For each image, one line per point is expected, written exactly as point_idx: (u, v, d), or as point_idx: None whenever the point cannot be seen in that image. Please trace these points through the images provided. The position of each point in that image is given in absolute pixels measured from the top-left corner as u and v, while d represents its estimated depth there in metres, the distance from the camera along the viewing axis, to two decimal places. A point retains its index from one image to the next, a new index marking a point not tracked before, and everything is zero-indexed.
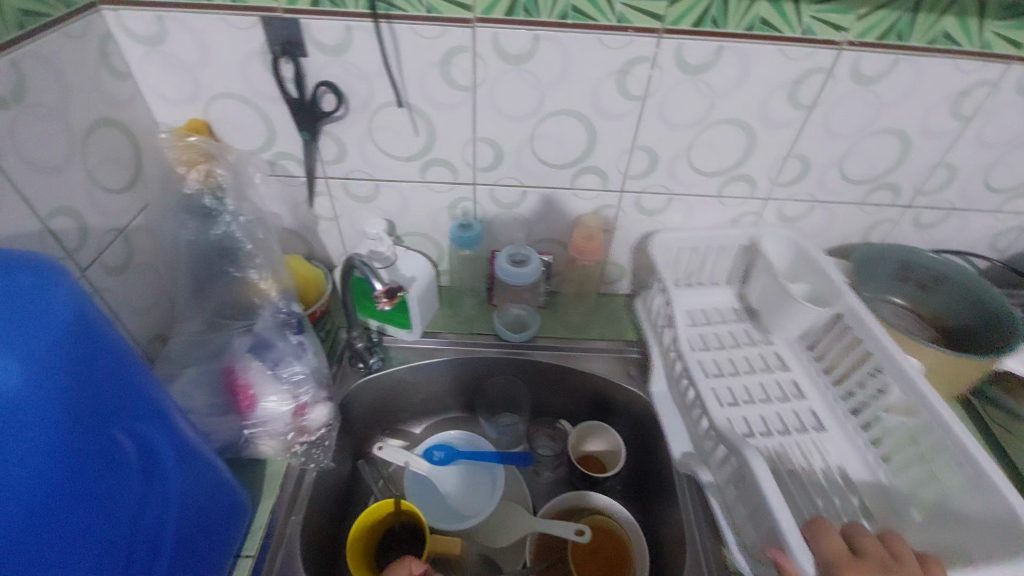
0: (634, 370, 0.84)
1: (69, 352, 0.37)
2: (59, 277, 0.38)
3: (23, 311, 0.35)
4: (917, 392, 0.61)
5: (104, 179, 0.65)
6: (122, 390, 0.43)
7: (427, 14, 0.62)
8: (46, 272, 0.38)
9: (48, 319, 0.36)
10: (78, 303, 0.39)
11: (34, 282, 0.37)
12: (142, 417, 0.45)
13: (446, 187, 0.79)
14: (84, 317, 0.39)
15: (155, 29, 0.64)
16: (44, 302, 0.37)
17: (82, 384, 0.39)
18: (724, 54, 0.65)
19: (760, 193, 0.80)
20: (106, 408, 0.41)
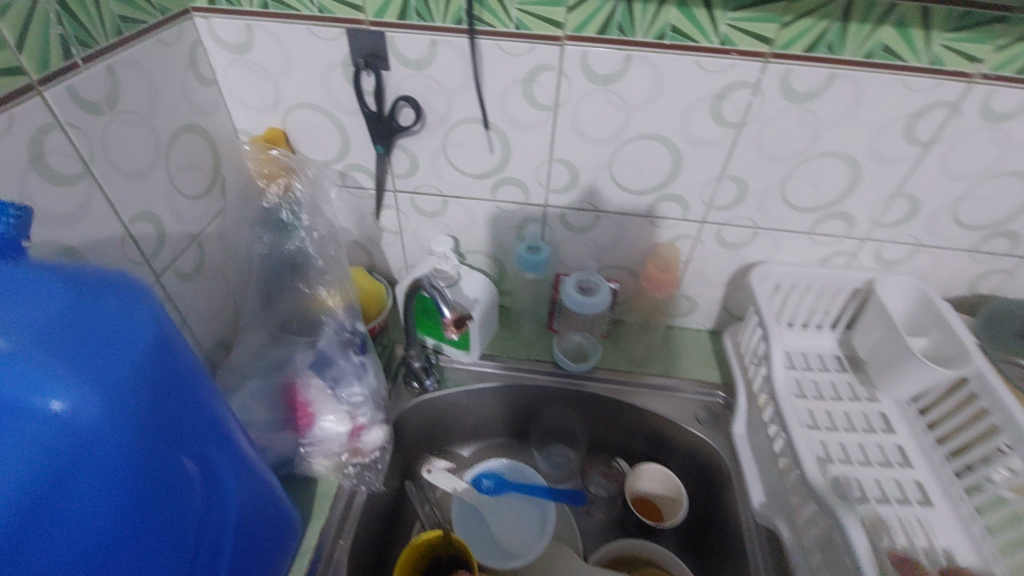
0: (702, 413, 0.79)
1: (146, 376, 0.36)
2: (139, 299, 0.37)
3: (107, 334, 0.35)
4: None
5: (184, 185, 0.65)
6: (192, 413, 0.41)
7: (515, 30, 0.59)
8: (129, 294, 0.37)
9: (127, 342, 0.35)
10: (158, 324, 0.38)
11: (117, 304, 0.36)
12: (210, 440, 0.44)
13: (515, 207, 0.76)
14: (164, 338, 0.38)
15: (243, 37, 0.64)
16: (124, 325, 0.35)
17: (156, 409, 0.37)
18: (837, 82, 0.59)
19: (858, 232, 0.73)
20: (179, 433, 0.40)
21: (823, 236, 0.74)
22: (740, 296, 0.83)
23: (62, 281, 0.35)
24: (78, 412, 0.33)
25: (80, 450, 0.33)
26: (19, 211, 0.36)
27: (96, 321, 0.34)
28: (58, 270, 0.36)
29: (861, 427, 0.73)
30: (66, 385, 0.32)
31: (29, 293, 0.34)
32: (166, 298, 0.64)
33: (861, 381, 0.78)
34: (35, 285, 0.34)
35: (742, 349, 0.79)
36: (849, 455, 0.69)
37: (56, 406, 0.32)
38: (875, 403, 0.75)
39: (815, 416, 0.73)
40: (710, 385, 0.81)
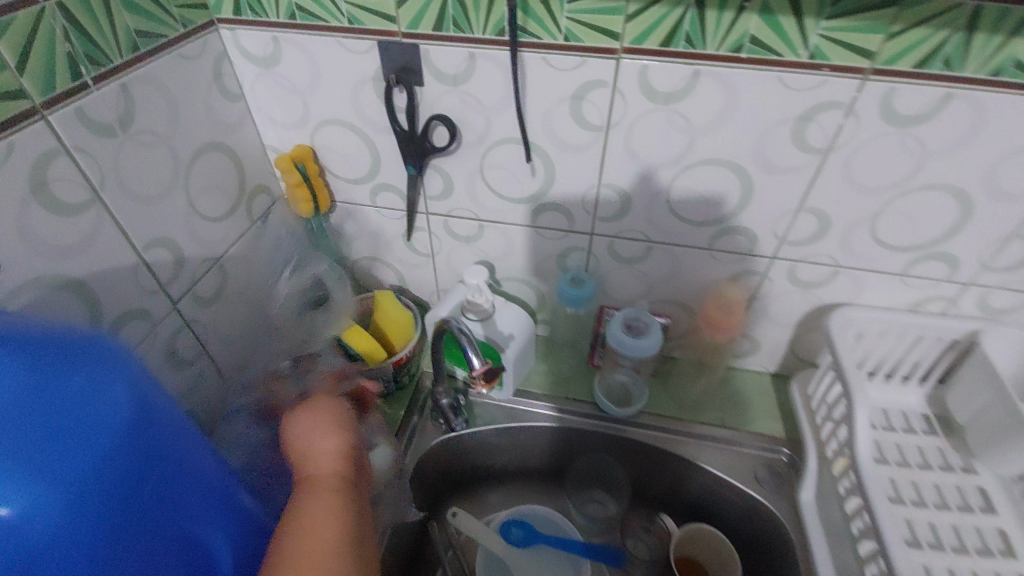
0: (762, 472, 0.69)
1: (113, 461, 0.33)
2: (113, 367, 0.34)
3: (76, 416, 0.32)
4: None
5: (205, 207, 0.61)
6: (178, 485, 0.38)
7: (565, 42, 0.52)
8: (108, 361, 0.34)
9: (94, 426, 0.32)
10: (132, 396, 0.35)
11: (92, 377, 0.33)
12: (210, 506, 0.41)
13: (558, 234, 0.69)
14: (139, 411, 0.35)
15: (270, 50, 0.59)
16: (92, 405, 0.32)
17: (128, 495, 0.34)
18: (952, 103, 0.49)
19: (961, 276, 0.62)
20: (166, 506, 0.37)
21: (917, 279, 0.63)
22: (811, 339, 0.73)
23: (23, 352, 0.31)
24: (33, 513, 0.30)
25: (36, 551, 0.30)
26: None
27: (57, 406, 0.31)
28: (23, 334, 0.32)
29: (955, 504, 0.61)
30: (19, 486, 0.29)
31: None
32: (183, 326, 0.60)
33: (954, 447, 0.66)
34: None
35: (812, 402, 0.69)
36: (940, 538, 0.58)
37: (6, 511, 0.29)
38: (972, 475, 0.63)
39: (898, 487, 0.62)
40: (773, 441, 0.71)
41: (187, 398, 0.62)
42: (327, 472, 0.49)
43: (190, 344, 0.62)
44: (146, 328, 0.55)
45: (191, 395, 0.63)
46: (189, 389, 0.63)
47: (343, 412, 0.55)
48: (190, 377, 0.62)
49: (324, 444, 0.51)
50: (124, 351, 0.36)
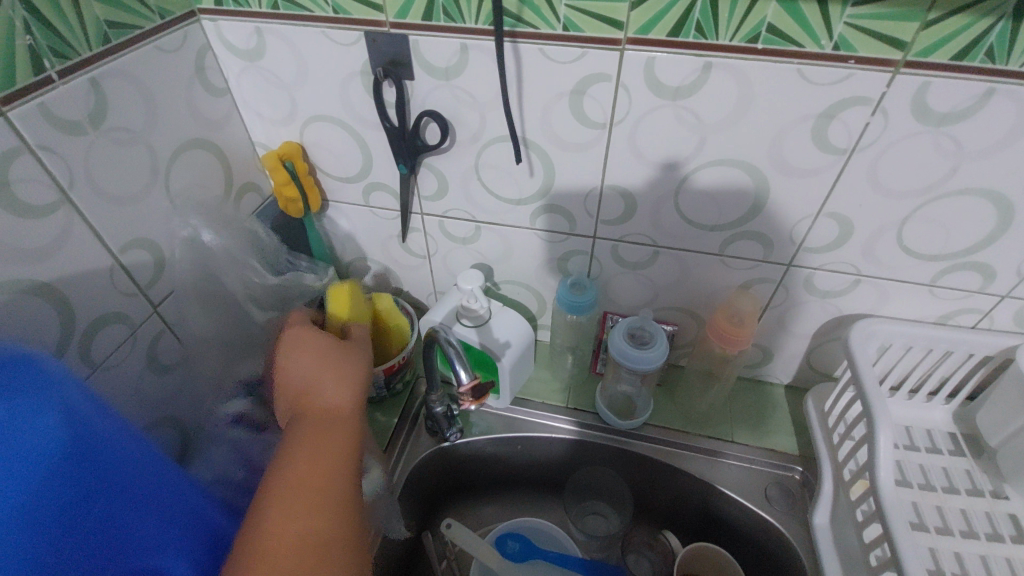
0: (773, 491, 0.65)
1: (50, 491, 0.31)
2: (51, 389, 0.32)
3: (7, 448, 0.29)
4: None
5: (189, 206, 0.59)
6: (124, 508, 0.37)
7: (564, 32, 0.48)
8: (44, 386, 0.31)
9: (28, 456, 0.30)
10: (70, 421, 0.33)
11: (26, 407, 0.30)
12: (158, 532, 0.39)
13: (558, 237, 0.65)
14: (77, 437, 0.33)
15: (253, 42, 0.56)
16: (24, 434, 0.30)
17: (69, 523, 0.32)
18: (994, 99, 0.43)
19: (996, 288, 0.57)
20: (108, 535, 0.35)
21: (946, 290, 0.58)
22: (829, 351, 0.68)
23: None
24: None
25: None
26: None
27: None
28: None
29: (982, 532, 0.56)
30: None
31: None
32: (165, 330, 0.57)
33: (983, 469, 0.61)
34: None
35: (829, 419, 0.65)
36: (966, 570, 0.53)
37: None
38: (1002, 501, 0.58)
39: (920, 513, 0.57)
40: (785, 458, 0.67)
41: (169, 404, 0.60)
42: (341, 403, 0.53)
43: (172, 348, 0.59)
44: (124, 332, 0.53)
45: (175, 400, 0.60)
46: (171, 395, 0.60)
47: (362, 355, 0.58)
48: (172, 383, 0.60)
49: (338, 383, 0.54)
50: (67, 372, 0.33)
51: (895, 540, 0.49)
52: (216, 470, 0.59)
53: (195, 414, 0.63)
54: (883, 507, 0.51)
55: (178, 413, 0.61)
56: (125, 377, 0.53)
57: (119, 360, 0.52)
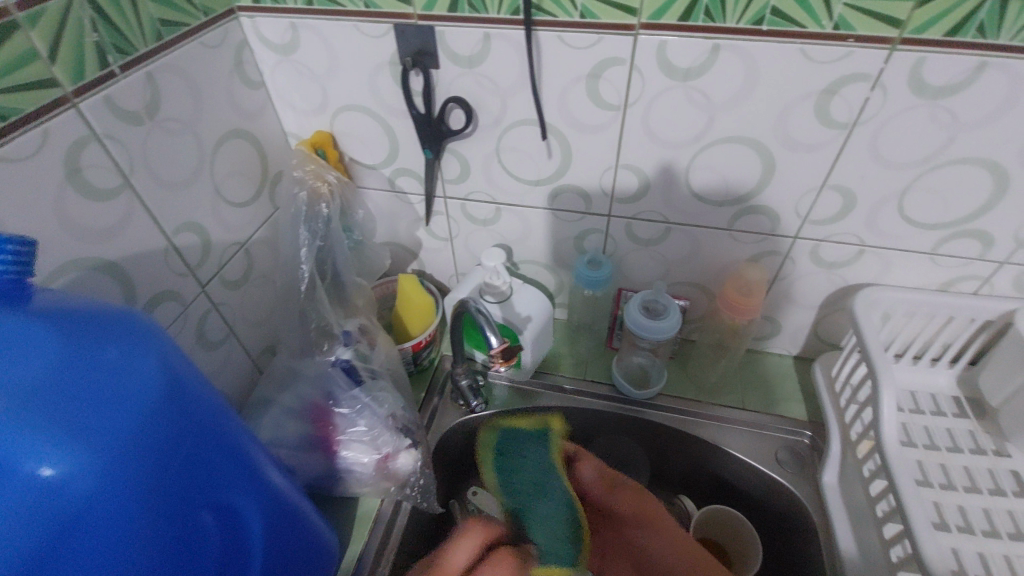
0: (783, 454, 0.69)
1: (149, 431, 0.34)
2: (138, 344, 0.35)
3: (105, 390, 0.32)
4: None
5: (230, 192, 0.63)
6: (213, 453, 0.39)
7: (580, 19, 0.51)
8: (132, 339, 0.35)
9: (129, 398, 0.33)
10: (163, 366, 0.36)
11: (120, 356, 0.34)
12: (235, 485, 0.41)
13: (575, 216, 0.69)
14: (171, 383, 0.36)
15: (288, 36, 0.60)
16: (122, 378, 0.33)
17: (166, 461, 0.35)
18: (986, 73, 0.47)
19: (994, 254, 0.60)
20: (196, 482, 0.37)
21: (947, 258, 0.61)
22: (836, 321, 0.71)
23: (58, 326, 0.33)
24: (74, 480, 0.30)
25: (78, 512, 0.31)
26: (20, 247, 0.34)
27: (89, 376, 0.32)
28: (52, 311, 0.34)
29: (985, 487, 0.59)
30: (58, 449, 0.30)
31: (20, 342, 0.31)
32: (211, 308, 0.62)
33: (986, 430, 0.64)
34: (23, 331, 0.32)
35: (836, 384, 0.68)
36: (970, 521, 0.56)
37: (49, 472, 0.30)
38: (1004, 459, 0.61)
39: (925, 469, 0.60)
40: (795, 423, 0.71)
41: (215, 377, 0.63)
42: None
43: (218, 326, 0.63)
44: (177, 309, 0.57)
45: (220, 375, 0.64)
46: (217, 369, 0.64)
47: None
48: (219, 357, 0.63)
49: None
50: (150, 333, 0.37)
51: (899, 490, 0.52)
52: (271, 432, 0.58)
53: (236, 388, 0.67)
54: (889, 461, 0.54)
55: (224, 388, 0.65)
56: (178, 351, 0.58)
57: (173, 334, 0.57)
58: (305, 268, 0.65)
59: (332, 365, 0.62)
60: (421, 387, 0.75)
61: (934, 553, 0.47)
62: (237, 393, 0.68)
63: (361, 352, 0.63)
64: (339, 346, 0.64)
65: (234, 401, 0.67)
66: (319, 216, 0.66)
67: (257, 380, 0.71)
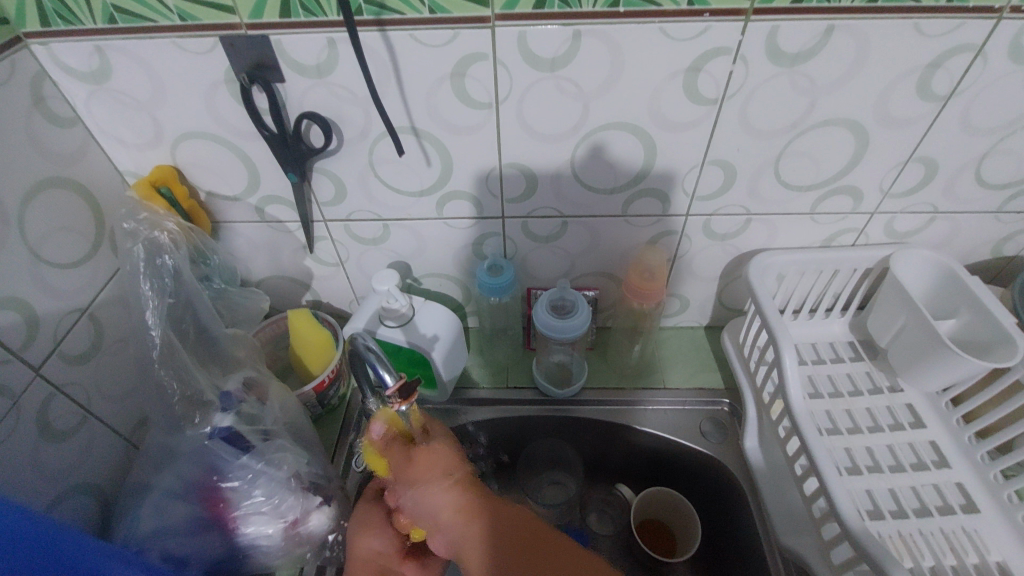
0: (707, 426, 0.70)
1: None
2: None
3: None
4: None
5: (54, 253, 0.53)
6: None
7: (431, 15, 0.47)
8: None
9: None
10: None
11: None
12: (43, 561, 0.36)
13: (467, 223, 0.65)
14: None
15: (95, 62, 0.51)
16: None
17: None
18: (835, 36, 0.47)
19: (865, 206, 0.63)
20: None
21: (826, 215, 0.64)
22: (737, 288, 0.73)
23: None
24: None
25: None
26: None
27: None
28: None
29: (886, 425, 0.62)
30: None
31: None
32: (54, 392, 0.52)
33: (880, 369, 0.68)
34: None
35: (744, 350, 0.69)
36: (878, 460, 0.60)
37: None
38: (898, 394, 0.65)
39: (834, 419, 0.63)
40: (712, 394, 0.72)
41: (74, 471, 0.54)
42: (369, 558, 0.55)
43: (67, 411, 0.53)
44: (5, 405, 0.47)
45: (82, 466, 0.55)
46: (74, 460, 0.54)
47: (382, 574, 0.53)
48: (74, 446, 0.54)
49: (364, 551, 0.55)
50: None
51: (811, 449, 0.54)
52: (152, 521, 0.52)
53: (107, 474, 0.58)
54: (798, 423, 0.56)
55: (90, 480, 0.56)
56: (15, 456, 0.48)
57: (4, 436, 0.47)
58: (155, 333, 0.56)
59: (209, 437, 0.53)
60: (333, 429, 0.69)
61: (850, 506, 0.49)
62: (109, 478, 0.59)
63: (247, 414, 0.55)
64: (217, 413, 0.55)
65: (106, 491, 0.58)
66: (161, 268, 0.57)
67: (135, 457, 0.62)
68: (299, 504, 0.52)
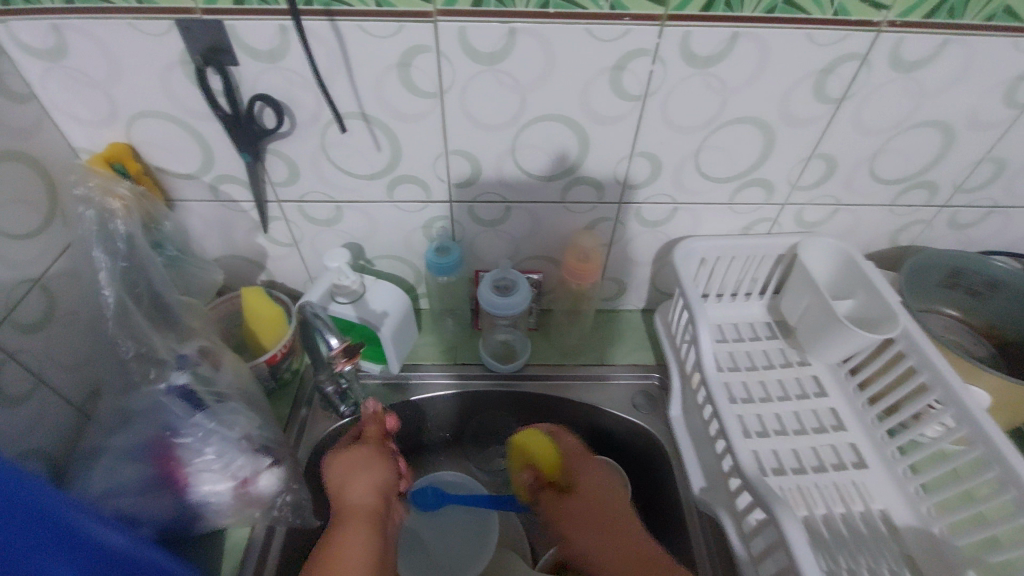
0: (639, 399, 0.76)
1: None
2: None
3: None
4: (977, 426, 0.54)
5: (8, 223, 0.54)
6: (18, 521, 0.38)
7: (378, 8, 0.51)
8: None
9: None
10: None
11: None
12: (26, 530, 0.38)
13: (417, 206, 0.69)
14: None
15: (50, 40, 0.53)
16: None
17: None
18: (740, 42, 0.54)
19: (778, 198, 0.70)
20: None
21: (744, 205, 0.70)
22: (668, 272, 0.79)
23: None
24: None
25: None
26: None
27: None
28: None
29: (794, 394, 0.69)
30: None
31: None
32: (5, 360, 0.54)
33: (792, 346, 0.75)
34: None
35: (673, 329, 0.75)
36: (784, 425, 0.66)
37: None
38: (806, 367, 0.72)
39: (748, 389, 0.69)
40: (645, 369, 0.78)
41: (25, 438, 0.56)
42: (363, 504, 0.61)
43: (18, 379, 0.55)
44: None
45: (34, 433, 0.57)
46: (26, 426, 0.56)
47: (371, 525, 0.59)
48: (25, 413, 0.56)
49: (364, 482, 0.62)
50: None
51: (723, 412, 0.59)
52: (105, 481, 0.53)
53: (59, 441, 0.60)
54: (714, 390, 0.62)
55: (42, 446, 0.58)
56: None
57: None
58: (107, 295, 0.59)
59: (165, 394, 0.56)
60: (285, 402, 0.72)
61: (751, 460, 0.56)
62: (60, 446, 0.60)
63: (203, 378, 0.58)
64: (173, 371, 0.58)
65: (58, 459, 0.60)
66: (115, 235, 0.59)
67: (86, 426, 0.64)
68: (247, 463, 0.55)
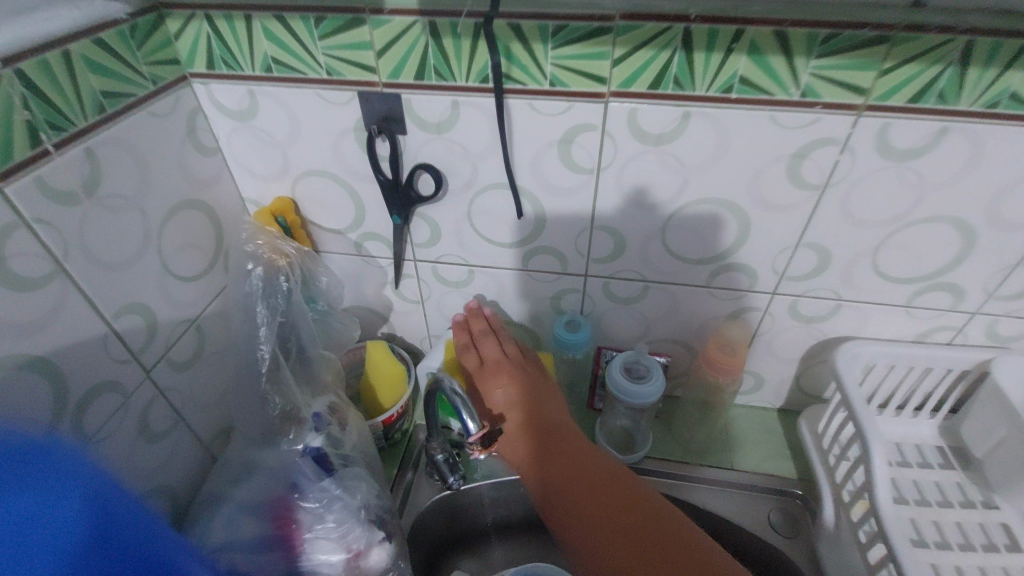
0: (775, 516, 0.66)
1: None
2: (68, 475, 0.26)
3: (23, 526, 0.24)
4: None
5: (180, 267, 0.58)
6: None
7: (551, 87, 0.50)
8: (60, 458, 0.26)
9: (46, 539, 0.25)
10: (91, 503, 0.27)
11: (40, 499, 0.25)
12: None
13: (550, 277, 0.67)
14: (103, 525, 0.28)
15: (245, 103, 0.57)
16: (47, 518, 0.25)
17: None
18: (948, 137, 0.48)
19: (966, 306, 0.60)
20: None
21: (921, 309, 0.61)
22: (817, 372, 0.70)
23: None
24: None
25: None
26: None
27: None
28: None
29: (980, 545, 0.57)
30: None
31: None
32: (157, 396, 0.56)
33: (973, 481, 0.63)
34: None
35: (823, 441, 0.66)
36: None
37: None
38: (993, 511, 0.60)
39: (920, 529, 0.58)
40: (783, 481, 0.68)
41: (158, 471, 0.57)
42: None
43: (164, 414, 0.57)
44: (117, 402, 0.51)
45: (166, 468, 0.58)
46: (161, 459, 0.57)
47: None
48: (163, 447, 0.58)
49: None
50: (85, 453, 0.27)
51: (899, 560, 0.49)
52: (226, 532, 0.54)
53: (187, 480, 0.61)
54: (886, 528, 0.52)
55: (172, 482, 0.59)
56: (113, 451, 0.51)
57: (109, 431, 0.50)
58: (264, 349, 0.61)
59: (301, 455, 0.58)
60: (393, 463, 0.70)
61: None
62: (187, 484, 0.62)
63: (332, 436, 0.59)
64: (309, 431, 0.59)
65: (183, 493, 0.61)
66: (279, 290, 0.62)
67: (210, 469, 0.65)
68: (363, 534, 0.53)
